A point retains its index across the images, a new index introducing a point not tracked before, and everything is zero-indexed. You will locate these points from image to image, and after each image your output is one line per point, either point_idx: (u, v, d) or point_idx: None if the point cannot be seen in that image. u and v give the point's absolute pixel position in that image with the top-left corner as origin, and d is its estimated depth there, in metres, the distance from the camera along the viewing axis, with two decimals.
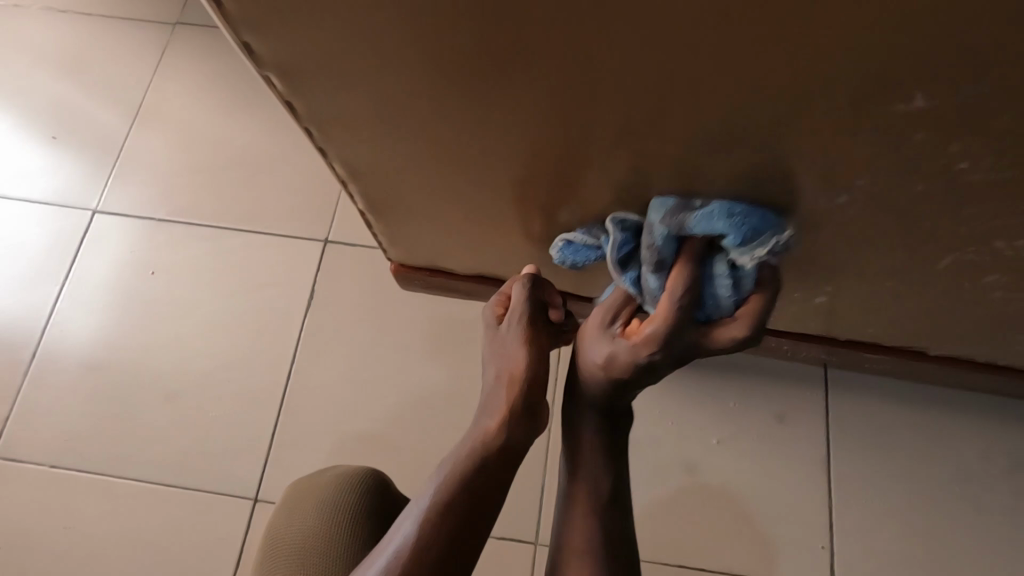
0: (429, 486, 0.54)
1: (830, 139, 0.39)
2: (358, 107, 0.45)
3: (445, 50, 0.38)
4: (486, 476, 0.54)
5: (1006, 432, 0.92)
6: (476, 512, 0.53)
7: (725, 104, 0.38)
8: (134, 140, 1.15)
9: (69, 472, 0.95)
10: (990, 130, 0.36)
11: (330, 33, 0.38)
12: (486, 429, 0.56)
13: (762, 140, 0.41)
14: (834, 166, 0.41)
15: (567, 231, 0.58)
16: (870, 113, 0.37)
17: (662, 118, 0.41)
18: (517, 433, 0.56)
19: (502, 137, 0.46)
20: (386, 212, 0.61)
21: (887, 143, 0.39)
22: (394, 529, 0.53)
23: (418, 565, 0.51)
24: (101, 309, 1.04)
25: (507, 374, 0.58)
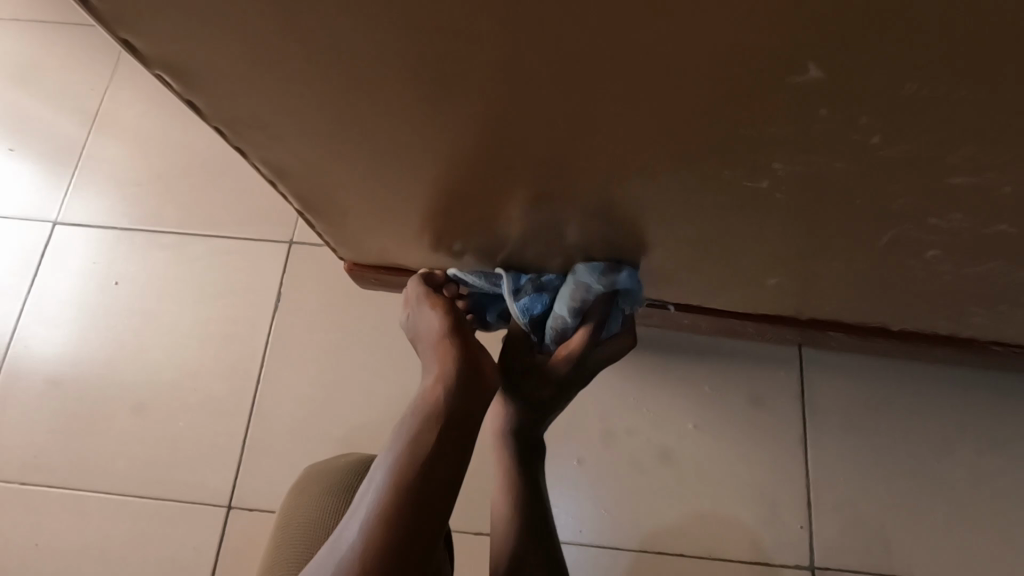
0: (388, 451, 0.57)
1: (749, 141, 0.37)
2: (260, 107, 0.42)
3: (332, 52, 0.35)
4: (446, 427, 0.58)
5: (976, 405, 0.92)
6: (440, 459, 0.56)
7: (634, 105, 0.35)
8: (94, 147, 1.13)
9: (42, 489, 0.94)
10: (913, 128, 0.33)
11: (208, 32, 0.35)
12: (429, 386, 0.61)
13: (671, 141, 0.38)
14: (752, 163, 0.39)
15: (509, 225, 0.57)
16: (788, 116, 0.34)
17: (565, 118, 0.38)
18: (461, 382, 0.60)
19: (417, 137, 0.43)
20: (323, 210, 0.59)
21: (798, 143, 0.36)
22: (367, 484, 0.56)
23: (399, 503, 0.53)
24: (65, 322, 1.03)
25: (437, 342, 0.64)
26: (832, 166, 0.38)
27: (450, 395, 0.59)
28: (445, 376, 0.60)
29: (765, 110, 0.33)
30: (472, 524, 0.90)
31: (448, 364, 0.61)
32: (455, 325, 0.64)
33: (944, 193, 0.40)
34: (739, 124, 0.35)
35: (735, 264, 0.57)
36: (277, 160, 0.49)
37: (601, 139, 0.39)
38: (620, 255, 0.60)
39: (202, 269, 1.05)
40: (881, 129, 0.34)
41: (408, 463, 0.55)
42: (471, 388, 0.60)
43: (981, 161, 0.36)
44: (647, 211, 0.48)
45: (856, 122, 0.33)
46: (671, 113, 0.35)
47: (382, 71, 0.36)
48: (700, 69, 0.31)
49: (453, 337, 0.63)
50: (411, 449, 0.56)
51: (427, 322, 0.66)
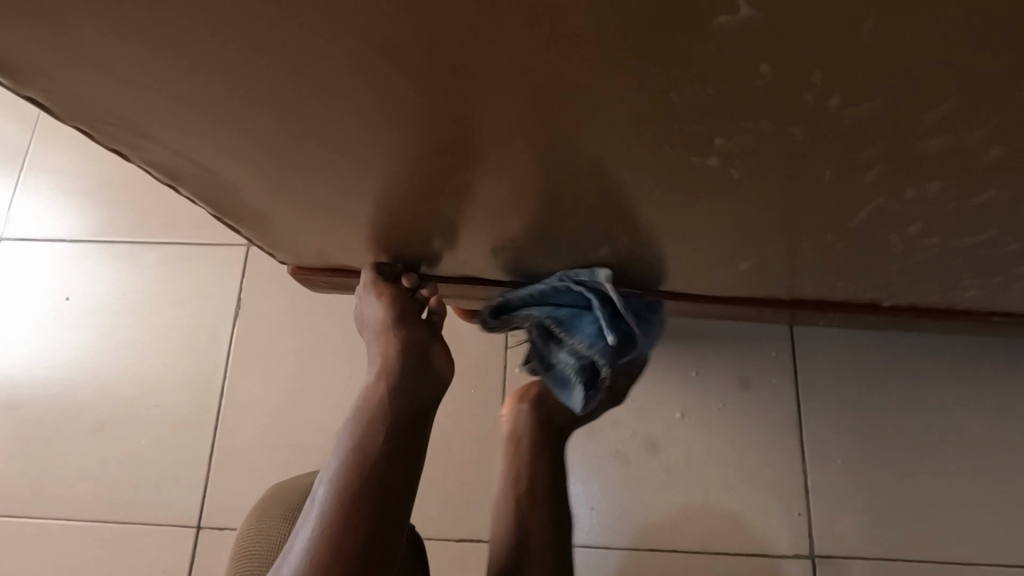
0: (332, 458, 0.56)
1: (687, 111, 0.31)
2: (123, 101, 0.36)
3: (176, 33, 0.29)
4: (391, 431, 0.57)
5: (976, 377, 0.87)
6: (389, 469, 0.55)
7: (543, 71, 0.29)
8: (38, 154, 1.07)
9: (3, 518, 0.90)
10: (877, 86, 0.28)
11: (25, 19, 0.29)
12: (369, 386, 0.59)
13: (597, 116, 0.32)
14: (694, 137, 0.33)
15: (452, 220, 0.51)
16: (726, 78, 0.28)
17: (469, 93, 0.32)
18: (407, 382, 0.59)
19: (310, 124, 0.37)
20: (241, 213, 0.53)
21: (744, 109, 0.30)
22: (311, 498, 0.54)
23: (344, 513, 0.52)
24: (19, 342, 0.98)
25: (380, 336, 0.62)
26: (789, 136, 0.32)
27: (395, 397, 0.58)
28: (390, 376, 0.59)
29: (700, 69, 0.27)
30: (454, 530, 0.86)
31: (390, 362, 0.60)
32: (400, 316, 0.62)
33: (923, 162, 0.34)
34: (671, 89, 0.29)
35: (702, 249, 0.51)
36: (165, 161, 0.43)
37: (519, 116, 0.34)
38: (576, 246, 0.54)
39: (158, 278, 1.00)
40: (838, 88, 0.28)
41: (355, 473, 0.54)
42: (417, 387, 0.59)
43: (963, 120, 0.30)
44: (595, 195, 0.42)
45: (812, 79, 0.27)
46: (588, 80, 0.29)
47: (245, 49, 0.30)
48: (612, 22, 0.25)
49: (399, 333, 0.61)
50: (355, 456, 0.55)
51: (373, 311, 0.63)
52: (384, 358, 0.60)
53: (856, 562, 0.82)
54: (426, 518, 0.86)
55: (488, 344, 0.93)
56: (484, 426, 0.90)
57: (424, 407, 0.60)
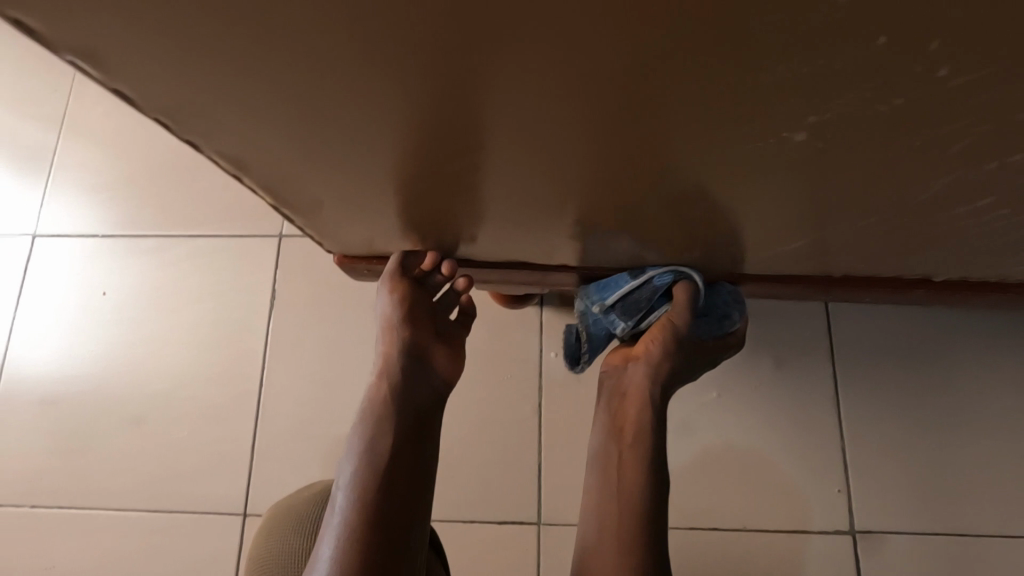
0: (346, 460, 0.57)
1: (786, 85, 0.31)
2: (207, 91, 0.36)
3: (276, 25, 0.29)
4: (401, 427, 0.59)
5: (1014, 351, 0.87)
6: (398, 466, 0.57)
7: (646, 50, 0.29)
8: (63, 152, 1.07)
9: (52, 510, 0.92)
10: (989, 54, 0.27)
11: (128, 14, 0.29)
12: (375, 386, 0.61)
13: (690, 91, 0.32)
14: (787, 111, 0.33)
15: (512, 205, 0.52)
16: (834, 51, 0.28)
17: (561, 74, 0.32)
18: (410, 381, 0.61)
19: (390, 111, 0.37)
20: (298, 202, 0.53)
21: (842, 81, 0.30)
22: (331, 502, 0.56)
23: (363, 511, 0.54)
24: (57, 338, 0.99)
25: (385, 334, 0.64)
26: (883, 108, 0.32)
27: (400, 395, 0.60)
28: (393, 375, 0.61)
29: (811, 41, 0.27)
30: (495, 513, 0.87)
31: (394, 363, 0.62)
32: (408, 315, 0.64)
33: (1011, 131, 0.34)
34: (774, 63, 0.29)
35: (757, 229, 0.51)
36: (235, 151, 0.43)
37: (607, 98, 0.33)
38: (628, 226, 0.54)
39: (189, 271, 1.01)
40: (947, 58, 0.28)
41: (366, 471, 0.56)
42: (420, 385, 0.62)
43: None
44: (668, 174, 0.42)
45: (924, 49, 0.27)
46: (690, 55, 0.29)
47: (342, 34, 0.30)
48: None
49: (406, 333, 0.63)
50: (370, 453, 0.57)
51: (384, 309, 0.65)
52: (386, 357, 0.63)
53: (898, 536, 0.82)
54: (467, 501, 0.88)
55: (523, 329, 0.93)
56: (522, 410, 0.90)
57: (427, 402, 0.62)
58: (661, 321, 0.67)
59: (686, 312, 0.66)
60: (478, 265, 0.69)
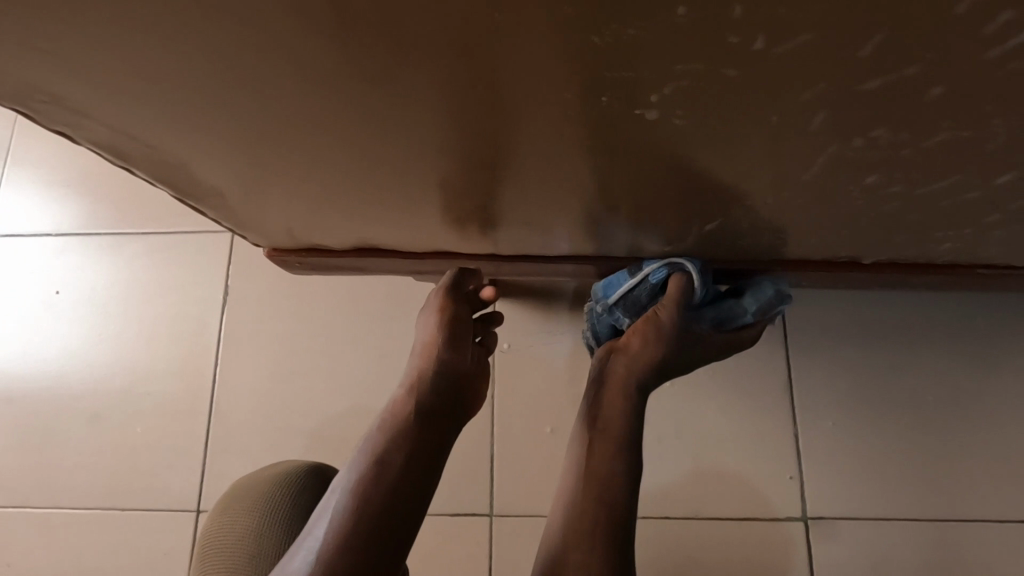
0: (351, 467, 0.57)
1: (615, 55, 0.30)
2: (52, 80, 0.35)
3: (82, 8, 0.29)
4: (413, 445, 0.57)
5: (969, 333, 0.86)
6: (403, 486, 0.55)
7: (458, 20, 0.28)
8: (19, 149, 1.07)
9: (7, 508, 0.92)
10: (802, 23, 0.26)
11: None
12: (396, 398, 0.60)
13: (525, 63, 0.31)
14: (630, 83, 0.32)
15: (414, 192, 0.51)
16: (644, 18, 0.27)
17: (390, 49, 0.31)
18: (434, 400, 0.59)
19: (245, 91, 0.37)
20: (201, 194, 0.53)
21: (668, 55, 0.29)
22: (322, 505, 0.55)
23: (355, 522, 0.52)
24: (13, 336, 0.99)
25: (424, 347, 0.63)
26: (724, 80, 0.31)
27: (419, 412, 0.58)
28: (419, 390, 0.60)
29: (618, 11, 0.27)
30: (447, 505, 0.87)
31: (422, 378, 0.60)
32: (450, 333, 0.63)
33: (867, 105, 0.33)
34: (591, 33, 0.28)
35: (666, 211, 0.51)
36: (111, 142, 0.43)
37: (449, 75, 0.33)
38: (543, 211, 0.53)
39: (143, 267, 1.01)
40: (761, 28, 0.27)
41: (366, 491, 0.54)
42: (445, 405, 0.60)
43: (901, 57, 0.28)
44: (550, 151, 0.41)
45: (732, 16, 0.26)
46: (503, 26, 0.28)
47: (159, 9, 0.29)
48: None
49: (443, 349, 0.62)
50: (374, 467, 0.55)
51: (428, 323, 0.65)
52: (421, 373, 0.61)
53: (848, 522, 0.82)
54: None
55: None
56: None
57: (449, 425, 0.60)
58: (648, 314, 0.67)
59: (674, 305, 0.66)
60: (409, 256, 0.68)
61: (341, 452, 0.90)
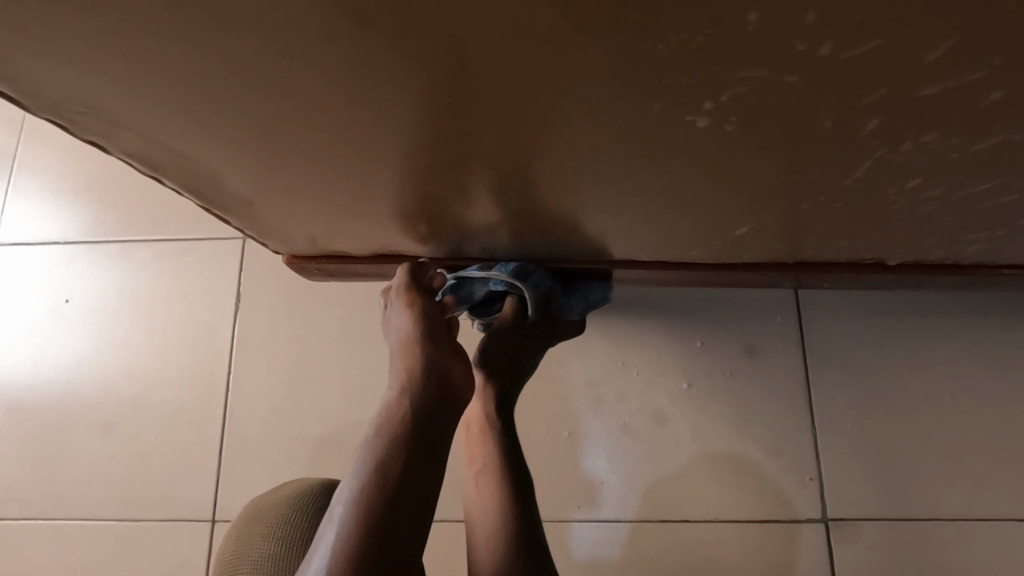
0: (349, 478, 0.53)
1: (674, 63, 0.30)
2: (96, 90, 0.35)
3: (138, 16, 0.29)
4: (412, 445, 0.54)
5: (987, 333, 0.86)
6: (407, 488, 0.52)
7: (521, 28, 0.29)
8: (26, 157, 1.06)
9: (18, 520, 0.91)
10: (866, 27, 0.27)
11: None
12: (388, 401, 0.57)
13: (581, 73, 0.32)
14: (685, 91, 0.32)
15: (445, 199, 0.51)
16: (712, 25, 0.27)
17: (449, 57, 0.31)
18: (427, 396, 0.57)
19: (290, 100, 0.37)
20: (229, 203, 0.52)
21: (730, 58, 0.29)
22: (324, 524, 0.52)
23: (364, 533, 0.50)
24: (21, 346, 0.98)
25: (405, 347, 0.60)
26: (781, 86, 0.31)
27: (415, 411, 0.56)
28: (411, 389, 0.57)
29: (686, 13, 0.27)
30: (465, 512, 0.86)
31: (412, 376, 0.58)
32: (426, 326, 0.61)
33: (920, 109, 0.33)
34: (653, 41, 0.29)
35: (699, 216, 0.50)
36: (145, 151, 0.43)
37: (494, 80, 0.33)
38: (573, 219, 0.53)
39: (153, 274, 1.00)
40: (827, 33, 0.27)
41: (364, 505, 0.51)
42: (439, 399, 0.57)
43: (960, 61, 0.29)
44: (593, 161, 0.41)
45: (801, 22, 0.26)
46: (566, 33, 0.29)
47: (211, 10, 0.29)
48: None
49: (424, 344, 0.59)
50: (375, 473, 0.52)
51: (401, 319, 0.62)
52: (408, 374, 0.58)
53: (869, 523, 0.82)
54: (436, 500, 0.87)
55: None
56: None
57: (447, 419, 0.58)
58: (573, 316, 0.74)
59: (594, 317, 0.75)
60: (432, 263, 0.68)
61: (357, 460, 0.89)
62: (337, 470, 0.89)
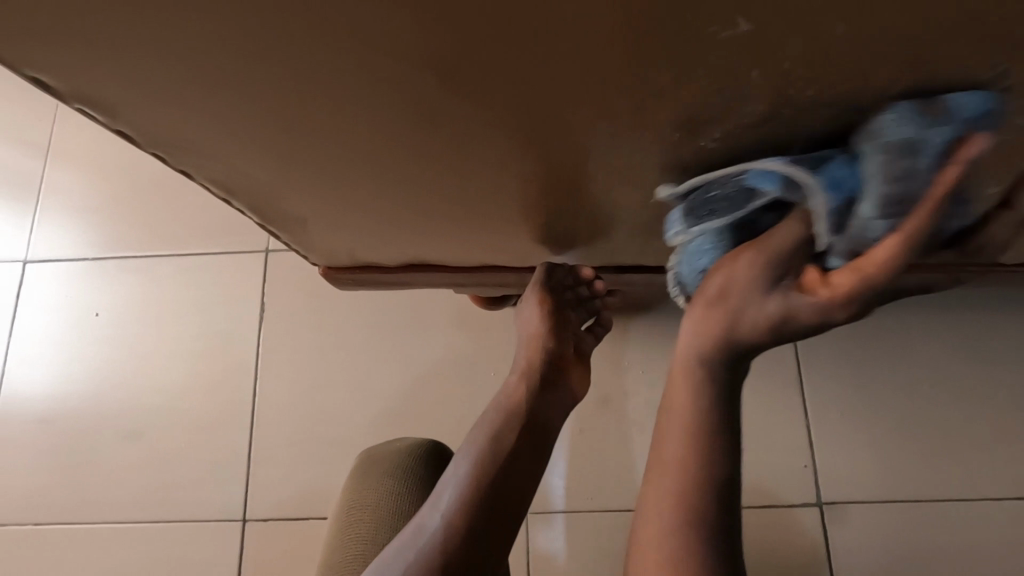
0: (469, 442, 0.60)
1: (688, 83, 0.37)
2: (194, 127, 0.41)
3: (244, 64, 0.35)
4: (527, 427, 0.61)
5: (964, 326, 0.93)
6: (518, 464, 0.59)
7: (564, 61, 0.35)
8: (52, 179, 1.11)
9: (54, 525, 0.95)
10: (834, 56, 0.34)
11: (121, 61, 0.35)
12: (508, 383, 0.63)
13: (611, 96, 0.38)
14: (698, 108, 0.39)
15: (478, 215, 0.57)
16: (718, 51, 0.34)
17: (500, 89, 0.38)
18: (544, 390, 0.63)
19: (358, 135, 0.43)
20: (283, 221, 0.58)
21: (735, 75, 0.36)
22: (445, 477, 0.59)
23: (478, 495, 0.56)
24: (51, 359, 1.02)
25: (529, 343, 0.65)
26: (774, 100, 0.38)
27: (532, 399, 0.62)
28: (531, 380, 0.63)
29: (699, 61, 0.35)
30: None
31: (532, 369, 0.64)
32: (553, 329, 0.66)
33: None
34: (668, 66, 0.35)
35: None
36: (223, 178, 0.49)
37: (537, 107, 0.40)
38: (589, 228, 0.60)
39: (178, 287, 1.04)
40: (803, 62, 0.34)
41: (484, 470, 0.57)
42: (552, 396, 0.63)
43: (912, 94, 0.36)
44: (619, 172, 0.48)
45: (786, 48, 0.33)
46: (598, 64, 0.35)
47: (305, 61, 0.35)
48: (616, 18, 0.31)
49: (550, 345, 0.65)
50: (494, 446, 0.59)
51: (529, 318, 0.67)
52: (529, 366, 0.64)
53: (861, 506, 0.88)
54: None
55: (505, 329, 0.98)
56: None
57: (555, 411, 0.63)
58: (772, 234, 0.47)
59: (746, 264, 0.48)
60: (459, 272, 0.73)
61: None
62: None
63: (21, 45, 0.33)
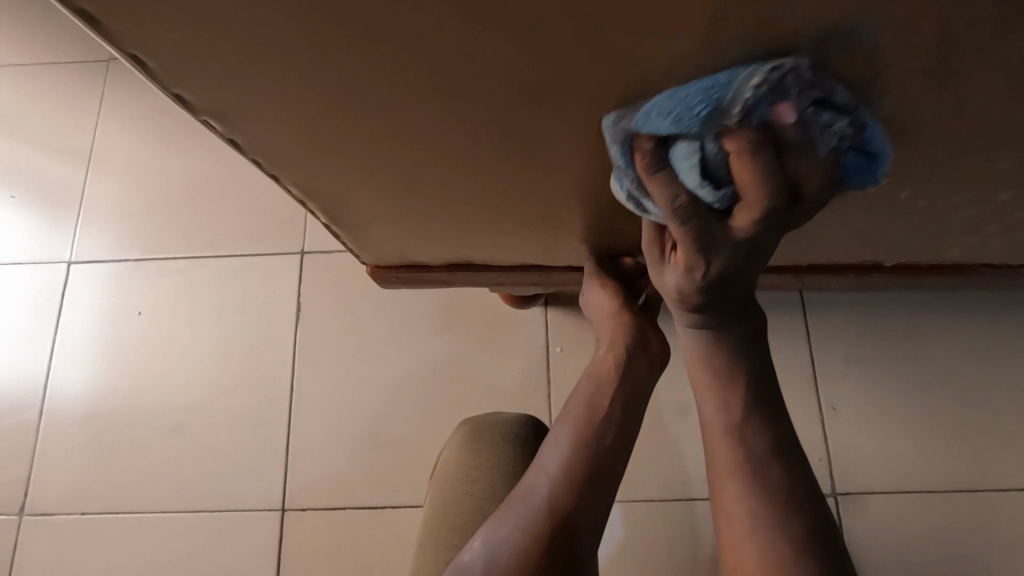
0: (568, 411, 0.64)
1: None
2: (294, 137, 0.48)
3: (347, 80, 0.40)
4: (621, 395, 0.65)
5: (968, 324, 0.98)
6: (618, 429, 0.63)
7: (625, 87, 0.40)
8: (93, 185, 1.16)
9: (99, 514, 0.98)
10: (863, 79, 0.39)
11: (245, 78, 0.40)
12: (598, 357, 0.68)
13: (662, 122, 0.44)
14: None
15: (525, 217, 0.62)
16: None
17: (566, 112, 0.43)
18: (631, 361, 0.67)
19: (434, 148, 0.48)
20: (348, 222, 0.63)
21: None
22: (546, 444, 0.63)
23: (586, 457, 0.61)
24: (94, 356, 1.06)
25: (607, 322, 0.70)
26: None
27: (623, 368, 0.66)
28: (618, 351, 0.67)
29: None
30: None
31: (619, 341, 0.68)
32: (625, 305, 0.70)
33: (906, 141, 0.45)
34: None
35: None
36: (307, 182, 0.55)
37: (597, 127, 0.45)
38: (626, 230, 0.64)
39: (215, 287, 1.09)
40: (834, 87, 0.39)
41: (588, 436, 0.62)
42: (638, 367, 0.67)
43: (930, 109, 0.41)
44: None
45: None
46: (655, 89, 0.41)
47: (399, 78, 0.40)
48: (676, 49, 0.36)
49: (625, 320, 0.69)
50: (593, 412, 0.63)
51: (598, 300, 0.71)
52: (614, 339, 0.68)
53: (874, 496, 0.92)
54: None
55: (531, 328, 1.02)
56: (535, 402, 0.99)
57: (645, 380, 0.68)
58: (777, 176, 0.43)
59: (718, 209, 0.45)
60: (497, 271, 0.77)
61: (412, 452, 0.98)
62: (394, 461, 0.98)
63: (170, 63, 0.39)
